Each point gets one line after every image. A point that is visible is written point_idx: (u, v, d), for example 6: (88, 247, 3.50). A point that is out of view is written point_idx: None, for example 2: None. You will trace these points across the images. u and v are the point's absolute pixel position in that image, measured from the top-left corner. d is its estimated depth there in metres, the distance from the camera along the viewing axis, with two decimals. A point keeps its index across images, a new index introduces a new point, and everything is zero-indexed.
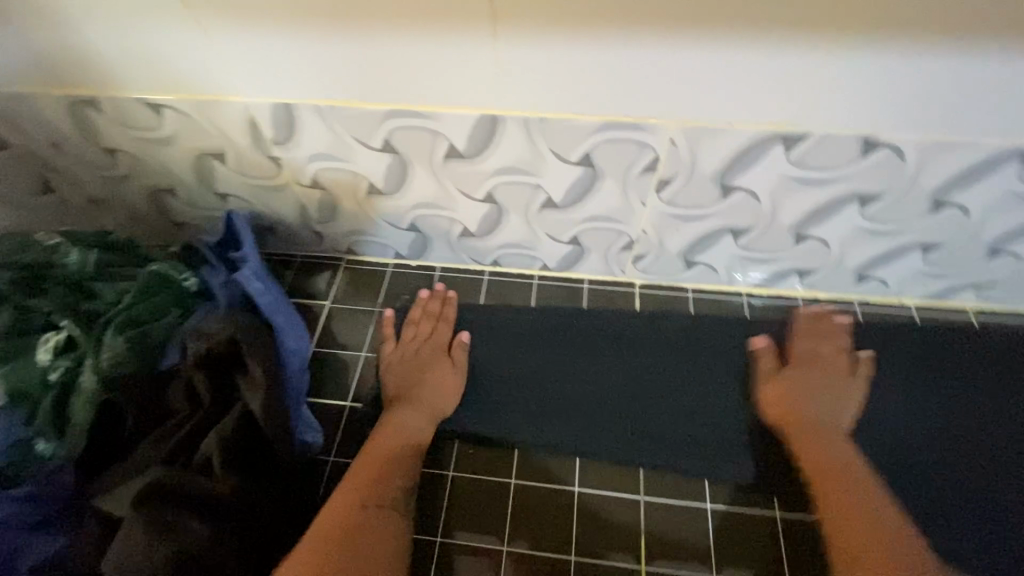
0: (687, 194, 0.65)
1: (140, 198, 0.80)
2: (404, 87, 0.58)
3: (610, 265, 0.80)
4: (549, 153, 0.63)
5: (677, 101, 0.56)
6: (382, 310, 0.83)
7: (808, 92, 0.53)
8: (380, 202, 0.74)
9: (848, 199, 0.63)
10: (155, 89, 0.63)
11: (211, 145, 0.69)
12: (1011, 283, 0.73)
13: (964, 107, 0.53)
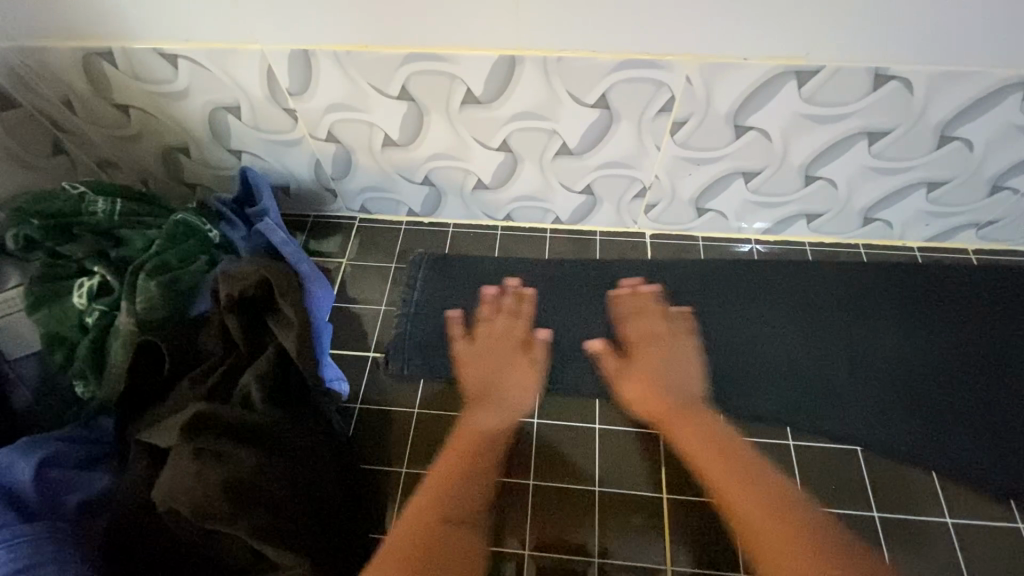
0: (700, 136, 0.67)
1: (152, 158, 0.79)
2: (425, 30, 0.59)
3: (622, 215, 0.82)
4: (564, 95, 0.64)
5: (694, 38, 0.57)
6: (398, 265, 0.83)
7: (821, 23, 0.55)
8: (395, 155, 0.75)
9: (857, 135, 0.65)
10: (170, 39, 0.63)
11: (226, 98, 0.69)
12: (1009, 220, 0.76)
13: (969, 37, 0.55)
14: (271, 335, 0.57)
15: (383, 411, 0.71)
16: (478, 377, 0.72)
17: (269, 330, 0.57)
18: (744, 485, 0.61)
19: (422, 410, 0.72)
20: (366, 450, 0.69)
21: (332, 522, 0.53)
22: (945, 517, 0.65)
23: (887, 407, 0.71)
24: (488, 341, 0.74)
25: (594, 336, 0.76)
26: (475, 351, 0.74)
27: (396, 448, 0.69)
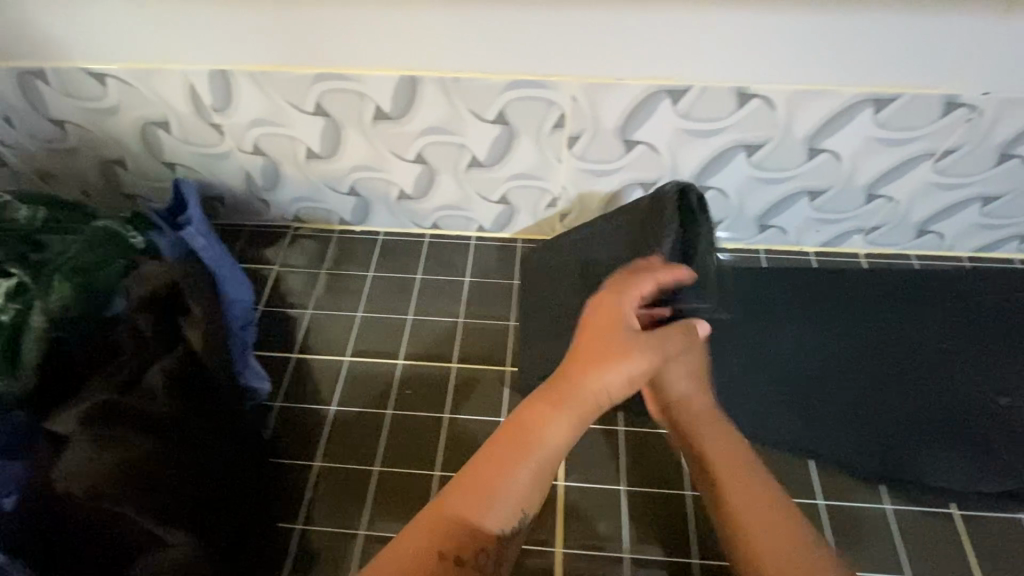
0: (596, 149, 0.72)
1: (90, 170, 0.83)
2: (332, 53, 0.66)
3: (541, 224, 0.85)
4: (466, 110, 0.69)
5: (570, 61, 0.65)
6: (328, 270, 0.85)
7: (677, 46, 0.63)
8: (319, 167, 0.79)
9: (736, 148, 0.71)
10: (102, 61, 0.69)
11: (155, 114, 0.74)
12: (891, 225, 0.82)
13: (806, 59, 0.63)
14: (180, 334, 0.61)
15: (302, 410, 0.73)
16: (601, 343, 0.59)
17: (179, 329, 0.61)
18: (752, 485, 0.53)
19: (339, 407, 0.73)
20: (281, 447, 0.70)
21: (227, 510, 0.58)
22: (820, 499, 0.68)
23: (785, 404, 0.73)
24: (602, 319, 0.61)
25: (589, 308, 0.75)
26: (589, 326, 0.61)
27: (310, 445, 0.70)
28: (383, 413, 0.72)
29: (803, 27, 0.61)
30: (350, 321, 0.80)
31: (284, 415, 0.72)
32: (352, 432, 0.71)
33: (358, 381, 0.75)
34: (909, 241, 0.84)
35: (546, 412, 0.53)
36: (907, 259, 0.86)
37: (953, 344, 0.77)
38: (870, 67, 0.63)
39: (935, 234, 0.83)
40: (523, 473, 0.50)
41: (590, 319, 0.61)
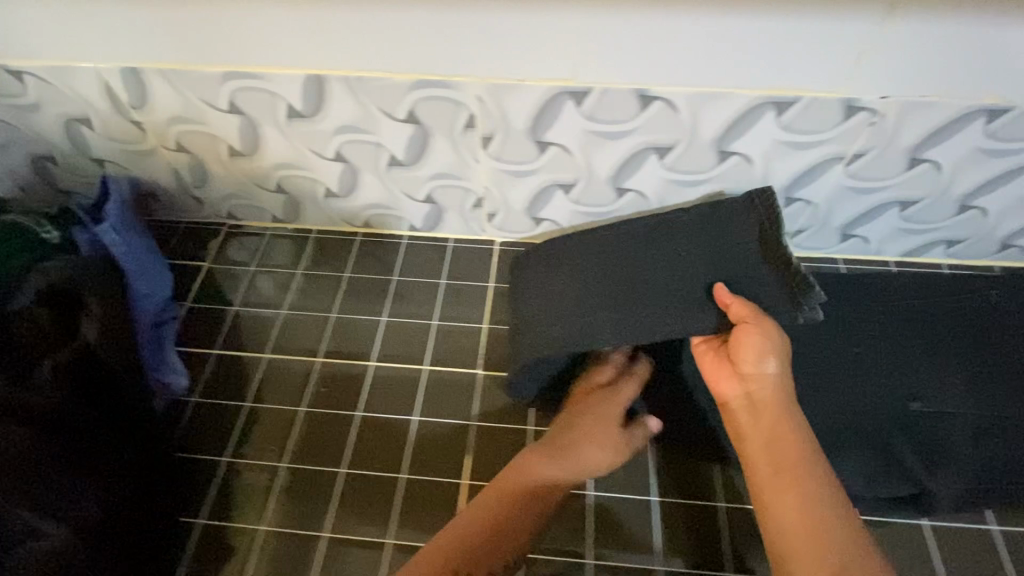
0: (687, 160, 0.71)
1: (165, 169, 0.83)
2: (430, 58, 0.65)
3: None
4: (559, 117, 0.68)
5: (675, 69, 0.63)
6: (399, 278, 0.87)
7: (788, 58, 0.61)
8: (399, 174, 0.79)
9: (833, 159, 0.70)
10: (193, 64, 0.68)
11: (239, 117, 0.74)
12: (976, 239, 0.80)
13: (923, 70, 0.61)
14: None
15: (386, 418, 0.75)
16: (768, 393, 0.62)
17: None
18: None
19: (421, 417, 0.75)
20: (369, 454, 0.72)
21: None
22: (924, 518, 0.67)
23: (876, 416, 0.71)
24: (756, 355, 0.63)
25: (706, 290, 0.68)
26: (744, 368, 0.63)
27: (397, 453, 0.72)
28: (468, 424, 0.74)
29: (920, 37, 0.59)
30: (424, 332, 0.82)
31: (366, 424, 0.74)
32: (436, 442, 0.73)
33: (438, 390, 0.77)
34: (991, 254, 0.82)
35: (790, 498, 0.54)
36: (988, 269, 0.84)
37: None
38: (990, 79, 0.61)
39: (1017, 248, 0.81)
40: (826, 555, 0.50)
41: (744, 362, 0.63)
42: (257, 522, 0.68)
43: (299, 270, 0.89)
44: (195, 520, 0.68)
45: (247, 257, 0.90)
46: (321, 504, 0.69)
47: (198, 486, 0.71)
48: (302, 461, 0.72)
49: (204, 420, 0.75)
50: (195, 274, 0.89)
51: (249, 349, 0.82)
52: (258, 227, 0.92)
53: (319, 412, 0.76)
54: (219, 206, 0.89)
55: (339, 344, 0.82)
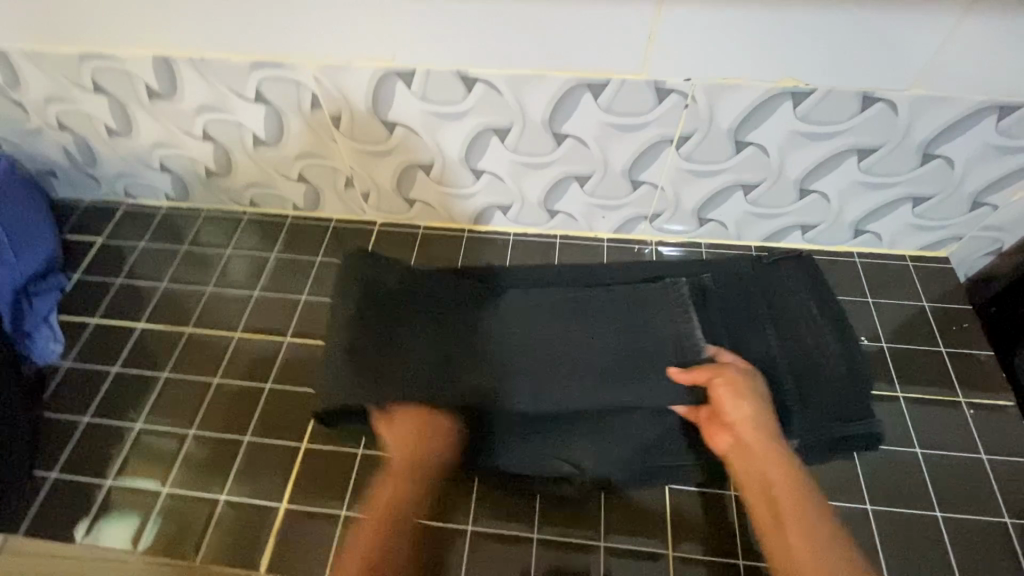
0: (531, 143, 0.94)
1: (55, 147, 1.08)
2: (266, 48, 0.86)
3: (487, 209, 1.09)
4: (396, 98, 0.90)
5: (499, 59, 0.83)
6: (279, 255, 1.12)
7: (544, 51, 0.82)
8: (263, 150, 1.03)
9: (660, 142, 0.93)
10: (55, 43, 0.89)
11: (107, 98, 0.97)
12: (830, 224, 1.05)
13: (658, 59, 0.82)
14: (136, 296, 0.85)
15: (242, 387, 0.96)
16: (751, 440, 0.79)
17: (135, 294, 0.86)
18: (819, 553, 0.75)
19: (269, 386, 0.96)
20: (232, 417, 0.93)
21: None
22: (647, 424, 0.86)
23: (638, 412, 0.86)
24: (747, 410, 0.81)
25: (621, 370, 0.85)
26: (738, 421, 0.81)
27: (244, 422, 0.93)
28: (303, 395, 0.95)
29: (649, 35, 0.79)
30: (292, 303, 1.06)
31: (225, 367, 0.99)
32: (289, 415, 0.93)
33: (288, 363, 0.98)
34: (849, 240, 1.08)
35: (799, 520, 0.72)
36: (749, 250, 1.10)
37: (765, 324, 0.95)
38: (778, 69, 0.81)
39: (810, 197, 1.00)
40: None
41: (734, 416, 0.81)
42: (108, 479, 0.88)
43: (181, 246, 1.14)
44: (49, 475, 0.89)
45: (142, 233, 1.16)
46: (200, 448, 0.90)
47: (59, 442, 0.92)
48: (156, 418, 0.93)
49: (82, 384, 0.97)
50: (86, 256, 1.13)
51: (132, 319, 1.05)
52: (155, 206, 1.19)
53: (184, 374, 0.98)
54: (115, 183, 1.15)
55: (207, 317, 1.05)
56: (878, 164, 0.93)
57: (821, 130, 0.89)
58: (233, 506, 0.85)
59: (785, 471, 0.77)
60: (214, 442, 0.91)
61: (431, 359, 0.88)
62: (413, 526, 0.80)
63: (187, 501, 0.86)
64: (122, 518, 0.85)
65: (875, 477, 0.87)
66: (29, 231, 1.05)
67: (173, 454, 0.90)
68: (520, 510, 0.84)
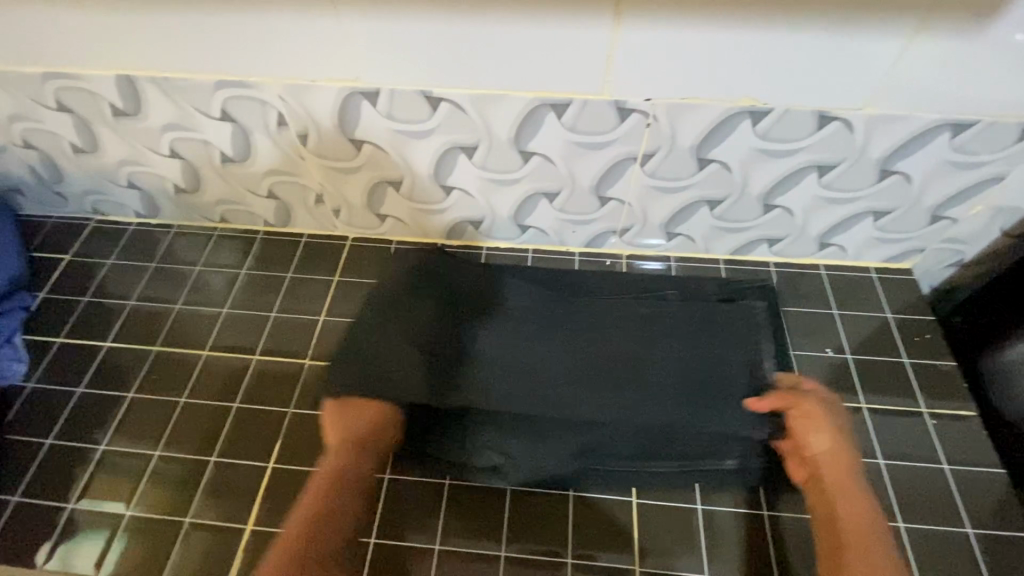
0: (667, 167, 0.73)
1: (21, 165, 0.88)
2: (291, 65, 0.66)
3: (559, 234, 0.88)
4: (454, 167, 0.77)
5: (639, 81, 0.64)
6: (294, 276, 0.91)
7: (678, 65, 0.62)
8: (233, 168, 0.82)
9: (807, 169, 0.72)
10: (17, 65, 0.72)
11: (71, 116, 0.77)
12: (933, 249, 0.84)
13: (766, 77, 0.62)
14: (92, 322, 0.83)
15: (267, 411, 0.79)
16: (829, 456, 0.66)
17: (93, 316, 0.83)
18: None
19: (297, 409, 0.79)
20: (267, 441, 0.77)
21: None
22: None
23: (708, 416, 0.70)
24: (831, 436, 0.68)
25: (681, 378, 0.73)
26: (817, 447, 0.67)
27: (273, 444, 0.77)
28: (280, 412, 0.79)
29: (730, 80, 0.63)
30: (316, 325, 0.87)
31: (169, 435, 0.78)
32: (241, 433, 0.78)
33: (260, 383, 0.82)
34: (943, 268, 0.87)
35: (850, 502, 0.63)
36: (866, 271, 0.88)
37: (836, 349, 0.82)
38: (891, 99, 0.64)
39: (838, 246, 0.85)
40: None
41: (819, 443, 0.67)
42: (71, 501, 0.73)
43: (155, 263, 0.93)
44: (11, 497, 0.73)
45: (109, 250, 0.95)
46: (187, 489, 0.73)
47: (21, 467, 0.75)
48: (173, 451, 0.76)
49: (41, 406, 0.80)
50: (54, 270, 0.93)
51: (93, 340, 0.86)
52: (124, 221, 0.97)
53: (151, 396, 0.81)
54: (82, 202, 0.94)
55: (229, 338, 0.86)
56: (894, 225, 0.80)
57: (970, 158, 0.70)
58: (201, 527, 0.71)
59: (852, 494, 0.64)
60: (228, 468, 0.75)
61: (502, 367, 0.75)
62: (501, 557, 0.66)
63: (169, 543, 0.70)
64: (83, 541, 0.70)
65: (969, 493, 0.71)
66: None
67: (171, 511, 0.72)
68: (631, 535, 0.67)
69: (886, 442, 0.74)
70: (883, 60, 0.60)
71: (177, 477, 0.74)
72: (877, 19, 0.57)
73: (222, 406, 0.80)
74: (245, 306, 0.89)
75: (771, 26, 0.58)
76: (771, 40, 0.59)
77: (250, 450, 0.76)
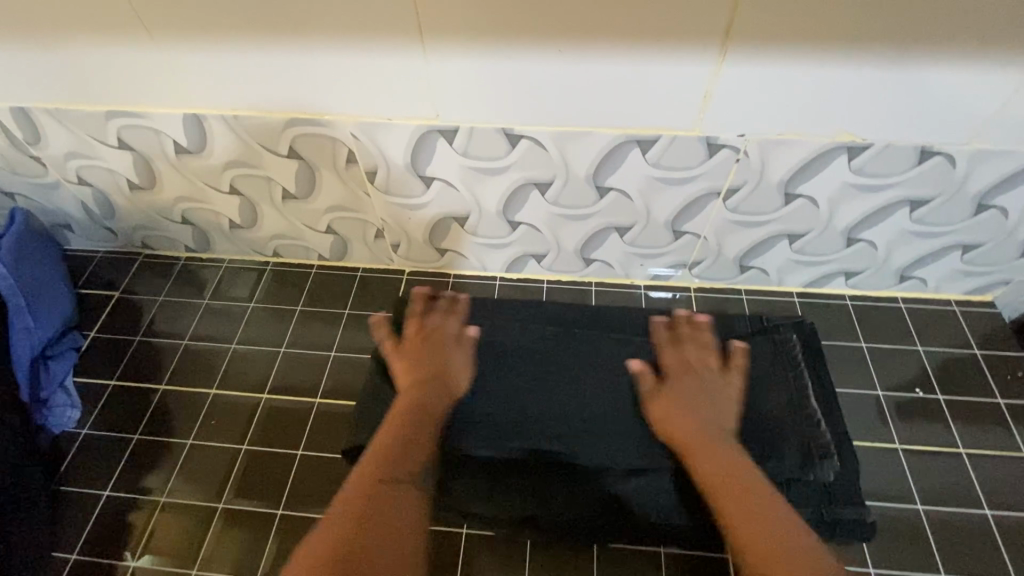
0: (751, 202, 0.70)
1: (73, 201, 0.85)
2: (369, 104, 0.64)
3: (623, 268, 0.85)
4: (526, 202, 0.74)
5: (735, 118, 0.61)
6: (351, 312, 0.88)
7: (776, 102, 0.59)
8: (294, 205, 0.80)
9: (899, 203, 0.69)
10: (79, 102, 0.69)
11: (131, 153, 0.75)
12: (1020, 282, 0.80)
13: (868, 110, 0.60)
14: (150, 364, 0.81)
15: (330, 457, 0.76)
16: (692, 432, 0.65)
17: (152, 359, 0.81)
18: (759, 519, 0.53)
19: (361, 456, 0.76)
20: (332, 490, 0.73)
21: None
22: (917, 504, 0.69)
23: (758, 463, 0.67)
24: (682, 395, 0.69)
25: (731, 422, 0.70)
26: (680, 432, 0.66)
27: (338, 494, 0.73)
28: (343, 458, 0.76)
29: (830, 117, 0.60)
30: None
31: (230, 484, 0.74)
32: (305, 482, 0.74)
33: (322, 425, 0.78)
34: None
35: (712, 459, 0.61)
36: (947, 304, 0.85)
37: (925, 388, 0.78)
38: (1000, 133, 0.61)
39: (918, 279, 0.82)
40: (772, 542, 0.51)
41: (654, 408, 0.69)
42: (131, 558, 0.69)
43: (206, 300, 0.90)
44: (69, 555, 0.70)
45: (158, 286, 0.92)
46: (255, 545, 0.70)
47: (78, 522, 0.72)
48: (238, 502, 0.73)
49: (96, 454, 0.77)
50: (104, 307, 0.90)
51: (147, 382, 0.83)
52: (173, 255, 0.94)
53: (209, 442, 0.77)
54: (132, 236, 0.92)
55: (288, 378, 0.83)
56: (981, 258, 0.77)
57: None
58: None
59: (717, 454, 0.62)
60: (297, 522, 0.71)
61: (530, 415, 0.72)
62: None
63: None
64: None
65: None
66: (48, 292, 0.81)
67: (240, 569, 0.68)
68: None
69: (990, 489, 0.70)
70: (996, 97, 0.57)
71: (244, 531, 0.71)
72: (999, 55, 0.54)
73: (283, 452, 0.76)
74: (301, 345, 0.86)
75: (884, 61, 0.55)
76: (886, 74, 0.56)
77: (315, 500, 0.73)
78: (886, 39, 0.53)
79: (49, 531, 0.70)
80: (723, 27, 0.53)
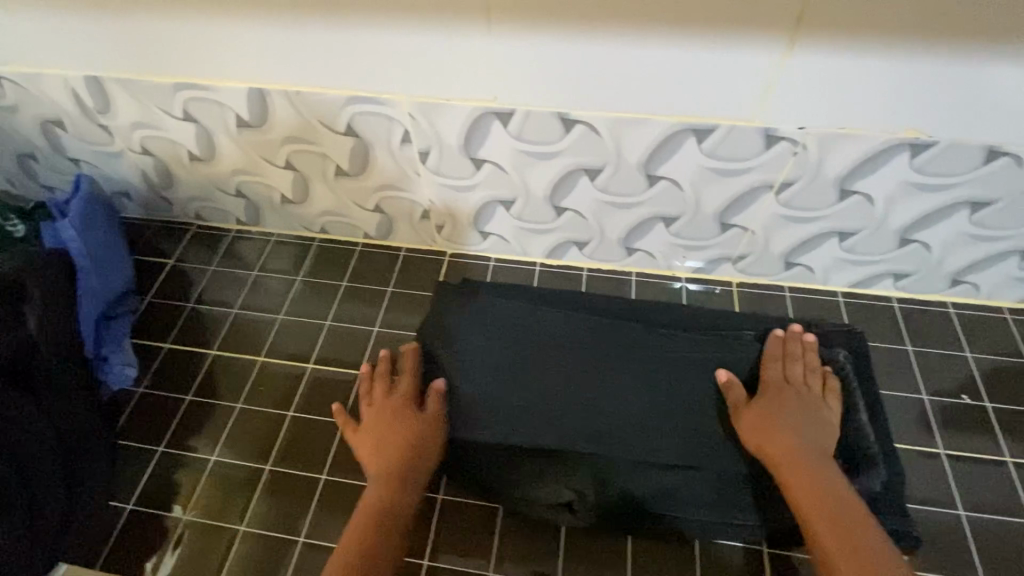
0: (805, 197, 0.70)
1: (133, 169, 0.89)
2: (429, 82, 0.65)
3: (663, 259, 0.85)
4: (575, 188, 0.75)
5: (795, 108, 0.61)
6: (394, 291, 0.90)
7: (840, 93, 0.59)
8: (346, 182, 0.81)
9: (960, 205, 0.67)
10: (149, 73, 0.72)
11: (194, 125, 0.77)
12: None
13: (936, 105, 0.58)
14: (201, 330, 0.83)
15: None
16: (781, 446, 0.64)
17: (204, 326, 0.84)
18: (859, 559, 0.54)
19: None
20: None
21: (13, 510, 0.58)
22: (959, 509, 0.68)
23: None
24: (796, 412, 0.67)
25: None
26: (773, 450, 0.64)
27: None
28: None
29: (895, 111, 0.59)
30: None
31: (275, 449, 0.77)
32: (347, 452, 0.76)
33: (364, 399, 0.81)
34: None
35: (805, 479, 0.61)
36: (1000, 312, 0.83)
37: (972, 395, 0.77)
38: None
39: (970, 284, 0.80)
40: None
41: (742, 422, 0.68)
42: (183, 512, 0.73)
43: (254, 272, 0.93)
44: (125, 505, 0.73)
45: (209, 258, 0.95)
46: (299, 507, 0.73)
47: (132, 475, 0.76)
48: (283, 467, 0.75)
49: (150, 412, 0.81)
50: (158, 274, 0.94)
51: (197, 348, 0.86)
52: (224, 228, 0.98)
53: (256, 408, 0.80)
54: (186, 207, 0.95)
55: (332, 351, 0.85)
56: None
57: None
58: (314, 546, 0.70)
59: (815, 473, 0.61)
60: (338, 488, 0.74)
61: None
62: None
63: (283, 562, 0.69)
64: (196, 553, 0.70)
65: None
66: (107, 260, 0.83)
67: (285, 529, 0.71)
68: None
69: None
70: None
71: (289, 493, 0.73)
72: None
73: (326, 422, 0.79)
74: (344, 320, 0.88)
75: (957, 56, 0.54)
76: (959, 69, 0.55)
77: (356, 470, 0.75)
78: (963, 31, 0.52)
79: (107, 483, 0.74)
80: (795, 11, 0.53)
